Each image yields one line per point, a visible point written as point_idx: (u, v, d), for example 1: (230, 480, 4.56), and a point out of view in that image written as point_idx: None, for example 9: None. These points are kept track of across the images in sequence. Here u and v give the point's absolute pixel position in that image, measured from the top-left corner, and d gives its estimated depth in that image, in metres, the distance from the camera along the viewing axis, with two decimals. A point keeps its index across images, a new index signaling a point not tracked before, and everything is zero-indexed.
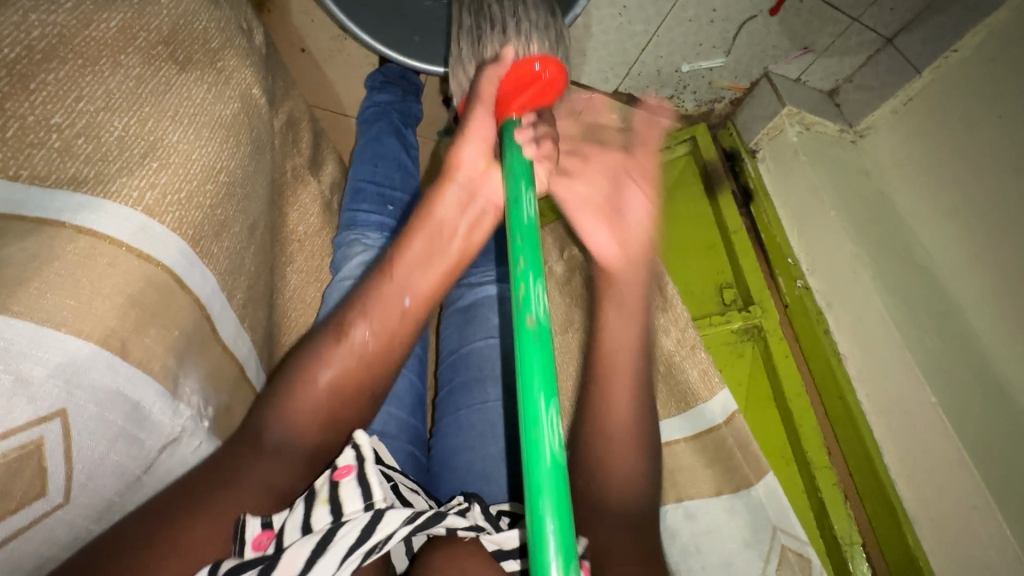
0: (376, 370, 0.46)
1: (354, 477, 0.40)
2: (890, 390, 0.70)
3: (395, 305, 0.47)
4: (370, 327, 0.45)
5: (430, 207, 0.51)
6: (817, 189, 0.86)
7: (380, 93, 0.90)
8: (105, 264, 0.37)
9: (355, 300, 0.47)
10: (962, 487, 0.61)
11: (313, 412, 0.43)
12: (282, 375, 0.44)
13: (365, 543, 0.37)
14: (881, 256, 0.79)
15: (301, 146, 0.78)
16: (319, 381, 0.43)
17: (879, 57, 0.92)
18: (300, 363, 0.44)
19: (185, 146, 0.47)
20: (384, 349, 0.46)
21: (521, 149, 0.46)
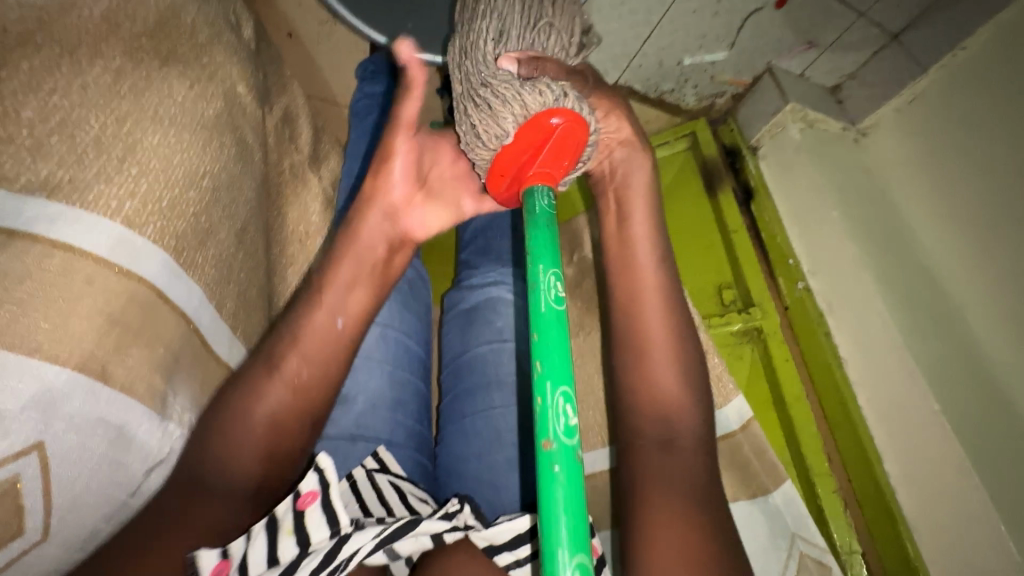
0: (320, 392, 0.45)
1: (320, 503, 0.38)
2: (892, 397, 0.69)
3: (324, 329, 0.46)
4: (301, 358, 0.44)
5: (354, 228, 0.50)
6: (820, 189, 0.85)
7: (372, 85, 0.87)
8: (82, 282, 0.36)
9: (287, 327, 0.45)
10: (966, 496, 0.61)
11: (267, 426, 0.41)
12: (214, 401, 0.42)
13: (333, 562, 0.37)
14: (884, 258, 0.78)
15: (298, 142, 0.76)
16: (255, 414, 0.41)
17: (884, 53, 0.90)
18: (229, 390, 0.42)
19: (165, 149, 0.44)
20: (323, 371, 0.45)
21: (545, 226, 0.42)
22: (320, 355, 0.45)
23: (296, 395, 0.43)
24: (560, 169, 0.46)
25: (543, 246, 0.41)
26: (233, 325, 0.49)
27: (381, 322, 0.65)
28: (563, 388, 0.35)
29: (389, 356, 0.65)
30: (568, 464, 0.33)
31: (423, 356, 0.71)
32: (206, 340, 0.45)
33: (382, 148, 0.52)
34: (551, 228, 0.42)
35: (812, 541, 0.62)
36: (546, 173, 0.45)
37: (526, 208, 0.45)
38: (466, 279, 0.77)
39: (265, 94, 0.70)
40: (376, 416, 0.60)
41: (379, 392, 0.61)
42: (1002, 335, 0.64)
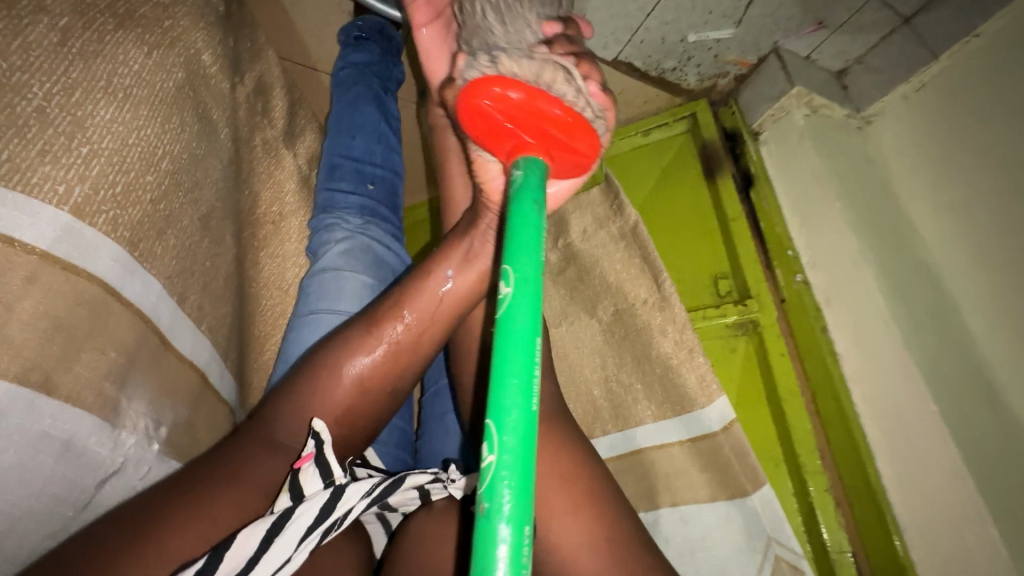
0: (407, 368, 0.44)
1: (314, 463, 0.38)
2: (888, 394, 0.69)
3: (430, 291, 0.44)
4: (409, 318, 0.44)
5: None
6: (822, 178, 0.83)
7: (355, 53, 0.81)
8: (23, 281, 0.32)
9: (390, 293, 0.45)
10: (958, 497, 0.61)
11: (329, 408, 0.41)
12: (313, 358, 0.43)
13: (327, 520, 0.36)
14: (885, 253, 0.77)
15: (271, 115, 0.71)
16: (349, 371, 0.42)
17: (893, 38, 0.86)
18: (336, 343, 0.43)
19: (119, 127, 0.40)
20: (415, 343, 0.44)
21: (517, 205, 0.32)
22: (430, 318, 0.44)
23: (396, 360, 0.44)
24: (526, 129, 0.35)
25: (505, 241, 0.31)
26: (196, 318, 0.46)
27: None
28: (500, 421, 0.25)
29: None
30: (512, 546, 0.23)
31: None
32: (166, 339, 0.42)
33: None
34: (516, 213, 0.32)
35: (788, 545, 0.61)
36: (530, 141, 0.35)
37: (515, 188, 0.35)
38: None
39: (237, 63, 0.65)
40: None
41: None
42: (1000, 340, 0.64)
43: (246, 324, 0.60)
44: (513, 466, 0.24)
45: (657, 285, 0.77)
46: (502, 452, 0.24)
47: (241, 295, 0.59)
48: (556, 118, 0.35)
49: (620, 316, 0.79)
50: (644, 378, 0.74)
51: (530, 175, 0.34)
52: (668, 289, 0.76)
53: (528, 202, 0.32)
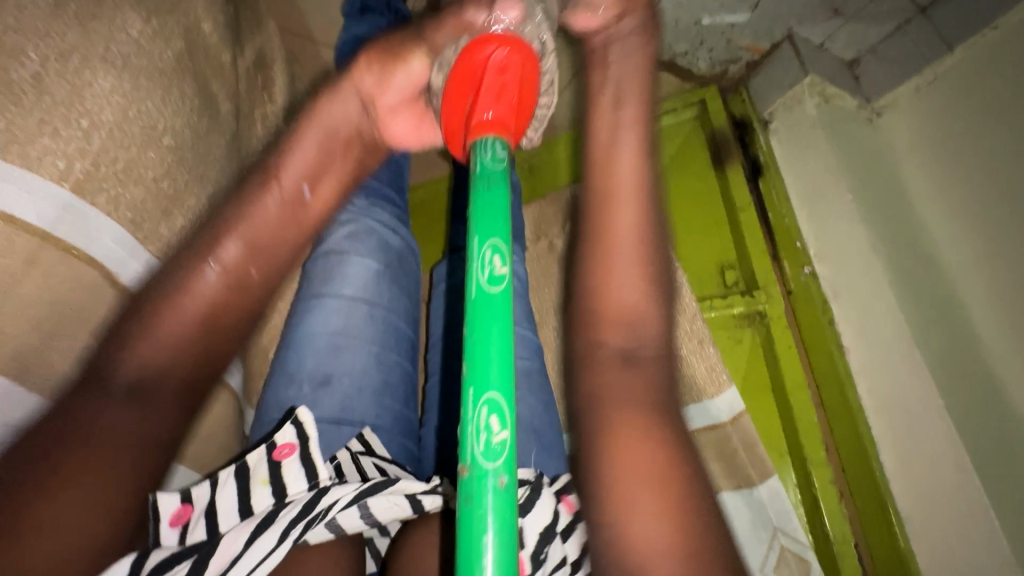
0: (250, 297, 0.41)
1: (297, 457, 0.39)
2: (894, 387, 0.70)
3: (271, 209, 0.42)
4: (236, 236, 0.40)
5: (323, 108, 0.45)
6: (832, 169, 0.83)
7: (360, 27, 0.78)
8: (24, 261, 0.35)
9: (226, 215, 0.41)
10: (962, 492, 0.62)
11: (171, 338, 0.37)
12: (151, 282, 0.39)
13: (312, 513, 0.37)
14: (894, 247, 0.76)
15: (270, 90, 0.68)
16: (186, 300, 0.38)
17: (908, 27, 0.85)
18: (174, 266, 0.39)
19: (117, 97, 0.40)
20: (257, 267, 0.41)
21: (495, 183, 0.35)
22: (263, 239, 0.41)
23: (237, 288, 0.40)
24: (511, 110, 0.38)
25: (485, 209, 0.34)
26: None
27: (365, 301, 0.60)
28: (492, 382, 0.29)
29: (376, 335, 0.60)
30: (497, 499, 0.27)
31: (411, 335, 0.66)
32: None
33: (399, 50, 0.49)
34: (495, 186, 0.35)
35: (794, 537, 0.62)
36: (495, 116, 0.37)
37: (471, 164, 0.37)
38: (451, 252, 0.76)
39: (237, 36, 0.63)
40: (360, 400, 0.55)
41: (367, 373, 0.57)
42: (1006, 343, 0.63)
43: None
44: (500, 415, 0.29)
45: None
46: (512, 427, 0.28)
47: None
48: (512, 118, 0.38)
49: None
50: None
51: (495, 153, 0.37)
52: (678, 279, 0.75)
53: (504, 175, 0.36)
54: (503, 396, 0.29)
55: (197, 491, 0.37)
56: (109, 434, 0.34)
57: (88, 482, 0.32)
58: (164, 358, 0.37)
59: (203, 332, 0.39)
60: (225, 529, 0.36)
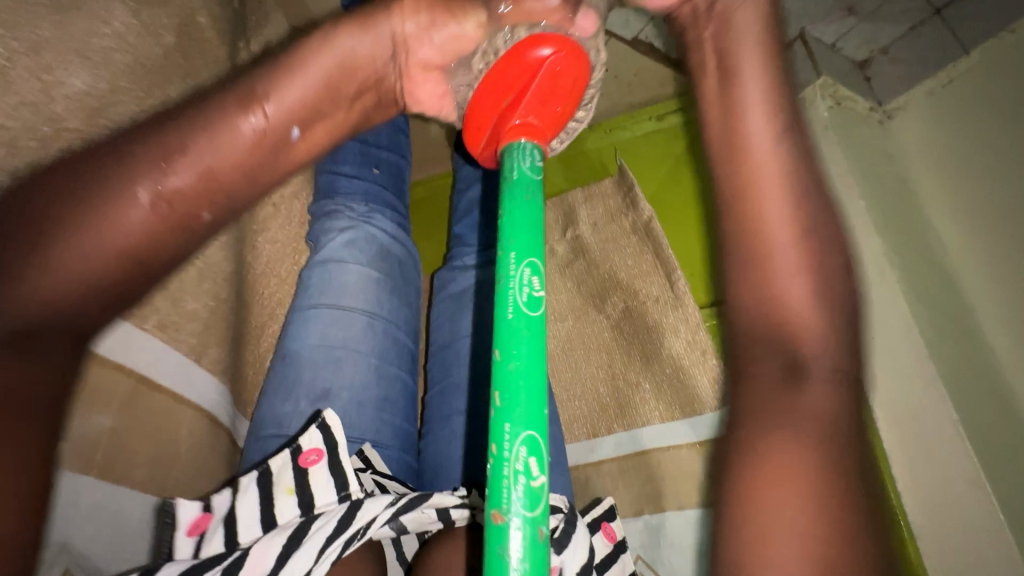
0: (189, 241, 0.36)
1: (325, 465, 0.45)
2: (911, 404, 0.68)
3: (239, 137, 0.36)
4: (190, 160, 0.34)
5: (349, 40, 0.42)
6: (844, 172, 0.80)
7: None
8: None
9: (184, 124, 0.35)
10: (971, 508, 0.62)
11: (96, 257, 0.31)
12: (76, 173, 0.32)
13: (347, 531, 0.41)
14: (908, 255, 0.74)
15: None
16: (126, 217, 0.32)
17: (921, 29, 0.82)
18: (114, 164, 0.32)
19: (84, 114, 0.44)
20: (205, 202, 0.35)
21: (533, 190, 0.36)
22: (226, 170, 0.36)
23: (182, 231, 0.35)
24: (542, 119, 0.41)
25: (522, 226, 0.34)
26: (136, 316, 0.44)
27: (365, 313, 0.59)
28: (527, 420, 0.28)
29: (376, 348, 0.58)
30: (528, 544, 0.26)
31: (413, 348, 0.65)
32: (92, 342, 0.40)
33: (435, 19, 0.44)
34: (531, 198, 0.36)
35: None
36: (530, 125, 0.40)
37: (507, 167, 0.39)
38: (455, 258, 0.76)
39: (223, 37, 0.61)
40: (359, 415, 0.54)
41: (366, 389, 0.56)
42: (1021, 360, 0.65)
43: (245, 313, 0.59)
44: (533, 450, 0.28)
45: (669, 282, 0.75)
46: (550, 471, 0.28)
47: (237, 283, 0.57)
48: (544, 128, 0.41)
49: (629, 312, 0.77)
50: (652, 377, 0.72)
51: (533, 160, 0.39)
52: (680, 288, 0.73)
53: (539, 181, 0.38)
54: (539, 434, 0.28)
55: (214, 500, 0.43)
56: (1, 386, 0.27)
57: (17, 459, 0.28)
58: (70, 290, 0.30)
59: (128, 268, 0.32)
60: (245, 540, 0.41)
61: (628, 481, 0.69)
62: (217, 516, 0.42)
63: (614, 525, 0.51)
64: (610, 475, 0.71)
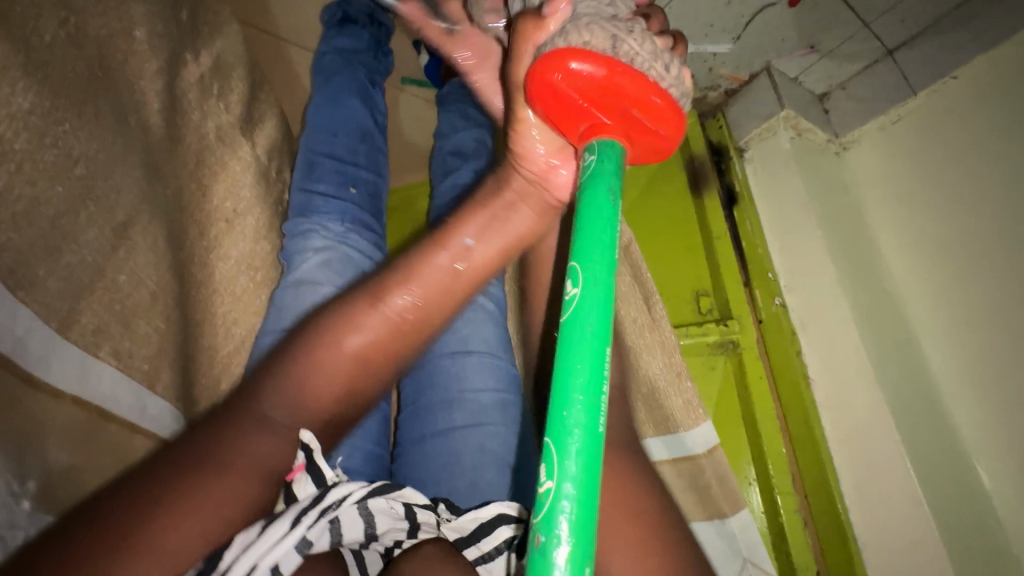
0: (406, 344, 0.39)
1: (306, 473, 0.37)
2: (857, 423, 0.73)
3: (438, 260, 0.40)
4: (415, 293, 0.39)
5: (493, 182, 0.45)
6: (804, 203, 0.84)
7: (341, 39, 0.79)
8: None
9: (392, 266, 0.40)
10: (912, 524, 0.67)
11: (333, 385, 0.36)
12: (309, 326, 0.38)
13: (323, 501, 0.36)
14: (858, 284, 0.79)
15: (227, 99, 0.68)
16: (346, 348, 0.37)
17: (876, 68, 0.87)
18: (331, 317, 0.38)
19: (89, 146, 0.45)
20: (422, 316, 0.39)
21: (589, 191, 0.35)
22: (434, 292, 0.39)
23: (400, 334, 0.38)
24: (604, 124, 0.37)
25: (586, 228, 0.33)
26: (86, 344, 0.42)
27: None
28: (574, 434, 0.27)
29: None
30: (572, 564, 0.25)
31: None
32: (31, 377, 0.38)
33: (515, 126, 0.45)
34: (597, 197, 0.34)
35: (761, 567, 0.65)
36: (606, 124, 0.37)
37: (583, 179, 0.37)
38: None
39: (172, 68, 0.60)
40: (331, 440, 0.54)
41: None
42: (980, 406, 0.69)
43: (193, 333, 0.56)
44: (582, 466, 0.27)
45: (647, 304, 0.74)
46: (577, 487, 0.26)
47: (181, 301, 0.54)
48: (642, 93, 0.36)
49: None
50: None
51: (597, 160, 0.36)
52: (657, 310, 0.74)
53: (606, 179, 0.36)
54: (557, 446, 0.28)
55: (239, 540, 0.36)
56: (253, 452, 0.34)
57: (202, 509, 0.31)
58: (319, 398, 0.36)
59: (353, 387, 0.37)
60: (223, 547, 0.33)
61: None
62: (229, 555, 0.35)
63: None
64: None
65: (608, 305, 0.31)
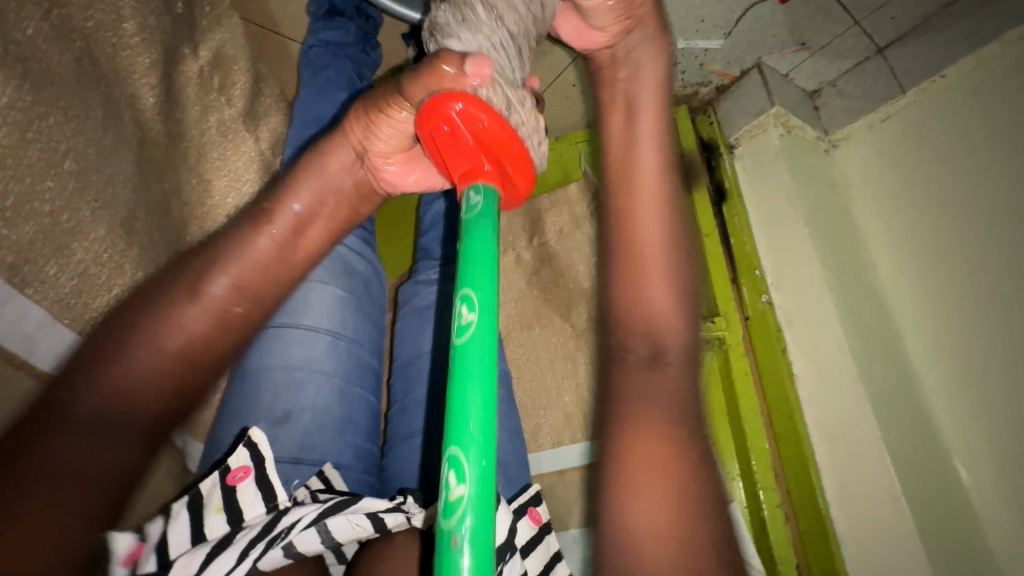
0: (234, 334, 0.48)
1: (252, 480, 0.41)
2: (839, 418, 0.74)
3: (256, 246, 0.49)
4: (231, 277, 0.47)
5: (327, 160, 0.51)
6: (795, 200, 0.84)
7: (327, 31, 0.78)
8: None
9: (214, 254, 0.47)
10: (891, 518, 0.68)
11: (160, 370, 0.43)
12: (139, 305, 0.44)
13: (272, 531, 0.39)
14: (845, 280, 0.79)
15: (229, 93, 0.68)
16: (172, 336, 0.43)
17: (867, 65, 0.87)
18: (145, 307, 0.44)
19: (75, 142, 0.46)
20: (238, 302, 0.47)
21: (488, 218, 0.35)
22: (251, 278, 0.48)
23: (226, 325, 0.47)
24: (490, 167, 0.38)
25: (475, 259, 0.33)
26: None
27: (330, 332, 0.59)
28: (471, 457, 0.27)
29: (340, 368, 0.59)
30: None
31: (377, 367, 0.66)
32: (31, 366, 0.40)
33: (378, 104, 0.48)
34: (489, 229, 0.35)
35: (751, 564, 0.65)
36: (489, 168, 0.38)
37: (467, 206, 0.36)
38: (420, 272, 0.75)
39: (169, 61, 0.59)
40: (322, 437, 0.54)
41: (328, 412, 0.56)
42: (961, 402, 0.71)
43: None
44: (478, 468, 0.27)
45: None
46: (474, 514, 0.26)
47: None
48: (518, 154, 0.38)
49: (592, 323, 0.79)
50: None
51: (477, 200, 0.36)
52: None
53: (493, 210, 0.36)
54: (469, 481, 0.27)
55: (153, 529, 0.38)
56: (91, 452, 0.37)
57: (57, 498, 0.34)
58: (151, 374, 0.42)
59: (179, 375, 0.44)
60: (173, 555, 0.37)
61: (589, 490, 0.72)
62: (155, 544, 0.37)
63: (539, 509, 0.54)
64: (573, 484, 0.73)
65: (494, 325, 0.31)
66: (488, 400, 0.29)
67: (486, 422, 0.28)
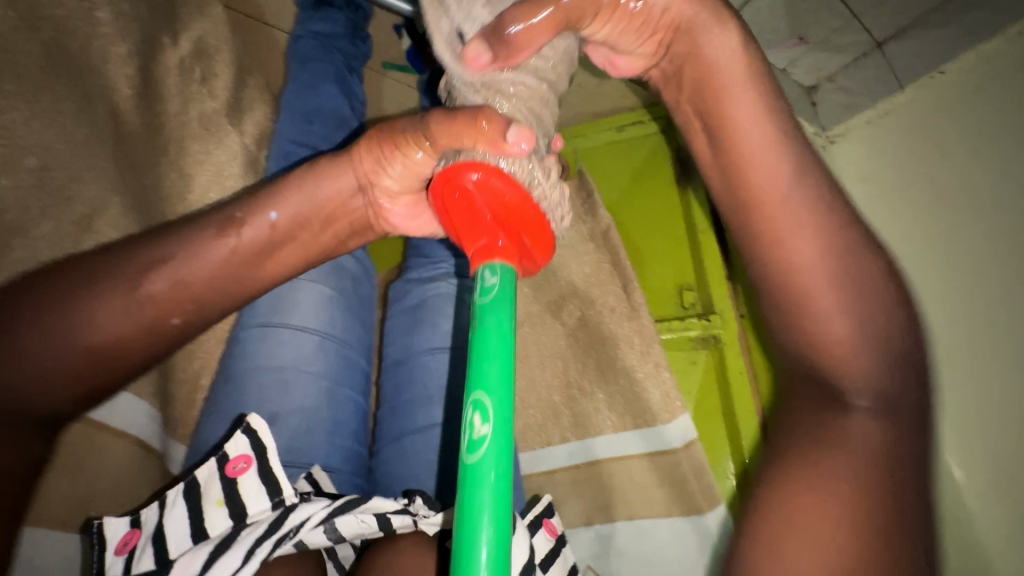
0: (164, 334, 0.45)
1: (256, 470, 0.44)
2: None
3: (216, 247, 0.46)
4: (166, 277, 0.44)
5: (321, 183, 0.49)
6: None
7: (317, 23, 0.78)
8: None
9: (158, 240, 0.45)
10: None
11: (67, 367, 0.41)
12: (63, 283, 0.41)
13: (277, 531, 0.42)
14: None
15: (211, 85, 0.67)
16: (85, 333, 0.41)
17: (865, 61, 0.84)
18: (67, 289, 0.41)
19: (44, 135, 0.46)
20: (170, 302, 0.44)
21: (503, 311, 0.36)
22: (193, 277, 0.45)
23: (148, 330, 0.44)
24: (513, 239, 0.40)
25: (488, 361, 0.34)
26: None
27: (319, 332, 0.58)
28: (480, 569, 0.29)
29: (329, 369, 0.58)
30: None
31: (366, 367, 0.64)
32: None
33: (393, 135, 0.47)
34: (504, 326, 0.35)
35: None
36: (509, 244, 0.39)
37: (482, 280, 0.37)
38: (411, 270, 0.74)
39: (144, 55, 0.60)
40: (310, 440, 0.53)
41: (318, 413, 0.55)
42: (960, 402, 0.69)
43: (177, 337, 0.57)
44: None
45: (625, 294, 0.77)
46: None
47: None
48: (536, 230, 0.41)
49: (585, 321, 0.78)
50: (606, 388, 0.74)
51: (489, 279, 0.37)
52: (636, 300, 0.75)
53: (509, 302, 0.36)
54: None
55: (143, 517, 0.44)
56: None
57: None
58: (57, 371, 0.40)
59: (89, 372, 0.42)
60: (174, 554, 0.42)
61: (580, 491, 0.71)
62: (145, 534, 0.43)
63: (554, 521, 0.54)
64: (564, 485, 0.72)
65: (508, 436, 0.32)
66: (497, 514, 0.30)
67: (494, 536, 0.30)
